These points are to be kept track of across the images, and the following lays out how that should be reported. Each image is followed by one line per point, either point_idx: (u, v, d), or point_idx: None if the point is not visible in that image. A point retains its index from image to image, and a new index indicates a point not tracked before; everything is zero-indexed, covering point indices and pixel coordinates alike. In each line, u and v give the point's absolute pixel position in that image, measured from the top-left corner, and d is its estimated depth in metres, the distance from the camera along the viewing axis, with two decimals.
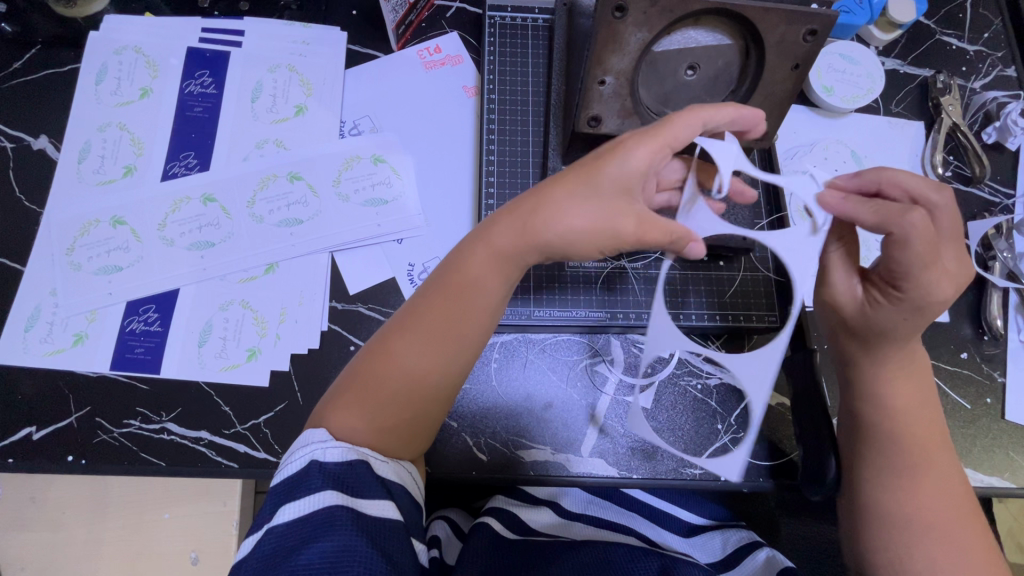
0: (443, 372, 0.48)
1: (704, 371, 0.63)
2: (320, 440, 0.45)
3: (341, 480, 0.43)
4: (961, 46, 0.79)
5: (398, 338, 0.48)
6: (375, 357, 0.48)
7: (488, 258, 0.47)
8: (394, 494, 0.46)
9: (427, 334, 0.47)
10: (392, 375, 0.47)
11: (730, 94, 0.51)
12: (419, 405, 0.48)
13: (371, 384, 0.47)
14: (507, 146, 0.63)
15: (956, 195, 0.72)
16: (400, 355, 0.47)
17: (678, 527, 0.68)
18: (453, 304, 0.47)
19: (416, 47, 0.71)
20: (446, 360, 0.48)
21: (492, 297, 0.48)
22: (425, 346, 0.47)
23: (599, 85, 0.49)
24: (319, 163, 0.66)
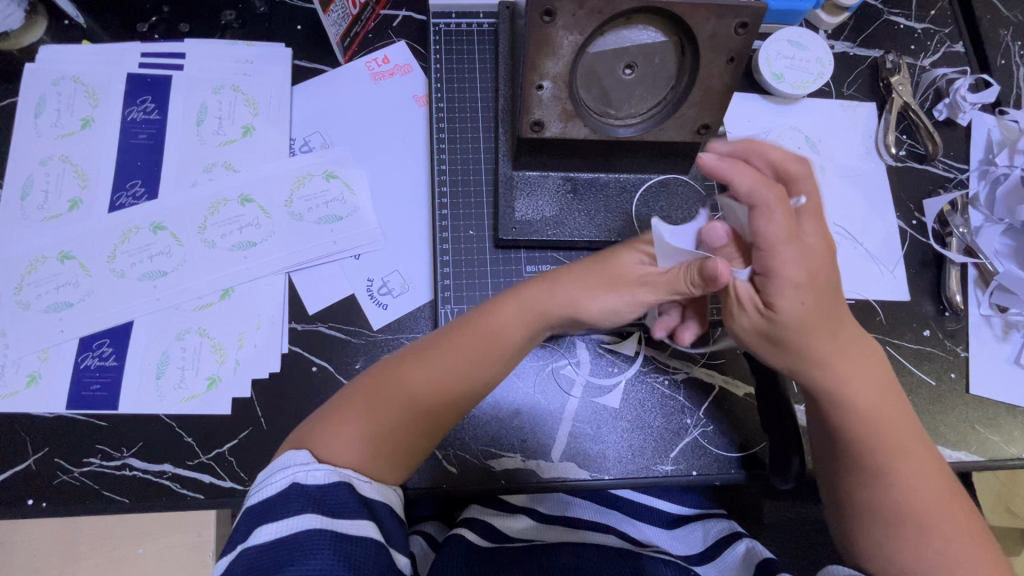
0: (449, 400, 0.49)
1: (671, 366, 0.63)
2: (303, 462, 0.44)
3: (319, 501, 0.43)
4: (909, 25, 0.79)
5: (414, 362, 0.49)
6: (387, 378, 0.49)
7: (516, 310, 0.50)
8: (376, 514, 0.45)
9: (443, 363, 0.49)
10: (400, 397, 0.48)
11: (670, 91, 0.50)
12: (419, 431, 0.49)
13: (380, 402, 0.48)
14: (458, 154, 0.63)
15: (912, 173, 0.73)
16: (413, 378, 0.48)
17: (657, 522, 0.68)
18: (464, 339, 0.49)
19: (363, 58, 0.70)
20: (453, 391, 0.49)
21: (510, 343, 0.50)
22: (436, 374, 0.49)
23: (537, 90, 0.48)
24: (270, 183, 0.65)
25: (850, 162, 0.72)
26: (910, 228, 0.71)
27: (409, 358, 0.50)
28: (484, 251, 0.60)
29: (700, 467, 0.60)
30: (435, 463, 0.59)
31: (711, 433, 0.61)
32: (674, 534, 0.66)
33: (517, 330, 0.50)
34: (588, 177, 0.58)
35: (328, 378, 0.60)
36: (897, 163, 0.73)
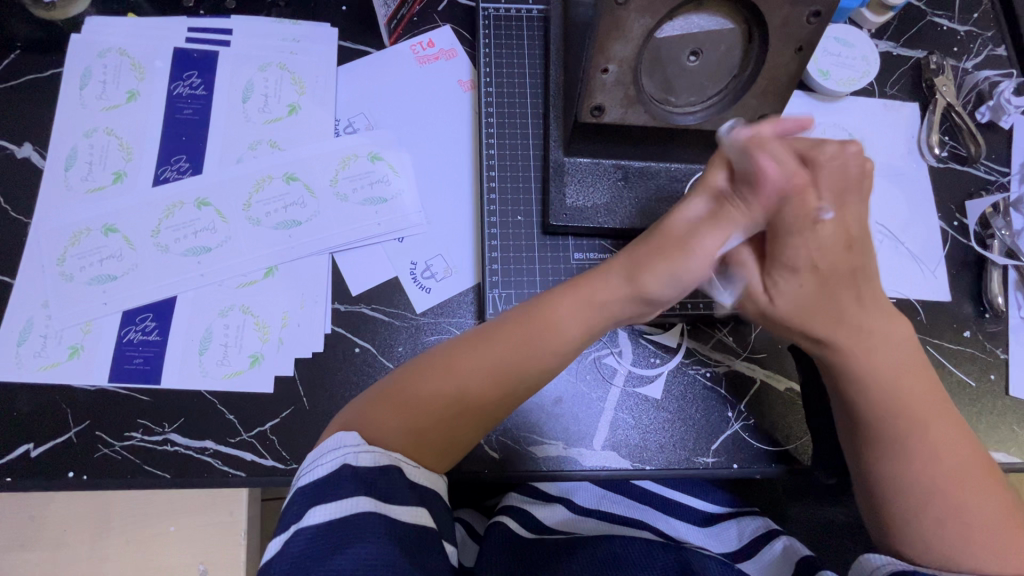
0: (496, 395, 0.49)
1: (712, 359, 0.63)
2: (350, 444, 0.44)
3: (370, 484, 0.42)
4: (952, 27, 0.79)
5: (466, 352, 0.49)
6: (436, 366, 0.48)
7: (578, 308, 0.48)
8: (425, 499, 0.45)
9: (493, 356, 0.48)
10: (448, 386, 0.48)
11: (732, 80, 0.50)
12: (464, 421, 0.48)
13: (427, 390, 0.48)
14: (507, 139, 0.62)
15: (954, 174, 0.73)
16: (464, 369, 0.48)
17: (690, 516, 0.68)
18: (516, 335, 0.49)
19: (408, 41, 0.70)
20: (500, 390, 0.49)
21: (566, 342, 0.49)
22: (486, 367, 0.48)
23: (602, 74, 0.48)
24: (315, 163, 0.64)
25: (892, 161, 0.72)
26: (951, 229, 0.71)
27: (460, 348, 0.49)
28: (531, 237, 0.60)
29: (740, 460, 0.61)
30: (477, 449, 0.59)
31: (752, 427, 0.61)
32: (708, 530, 0.66)
33: (578, 332, 0.49)
34: (639, 166, 0.58)
35: (371, 360, 0.60)
36: (939, 164, 0.73)
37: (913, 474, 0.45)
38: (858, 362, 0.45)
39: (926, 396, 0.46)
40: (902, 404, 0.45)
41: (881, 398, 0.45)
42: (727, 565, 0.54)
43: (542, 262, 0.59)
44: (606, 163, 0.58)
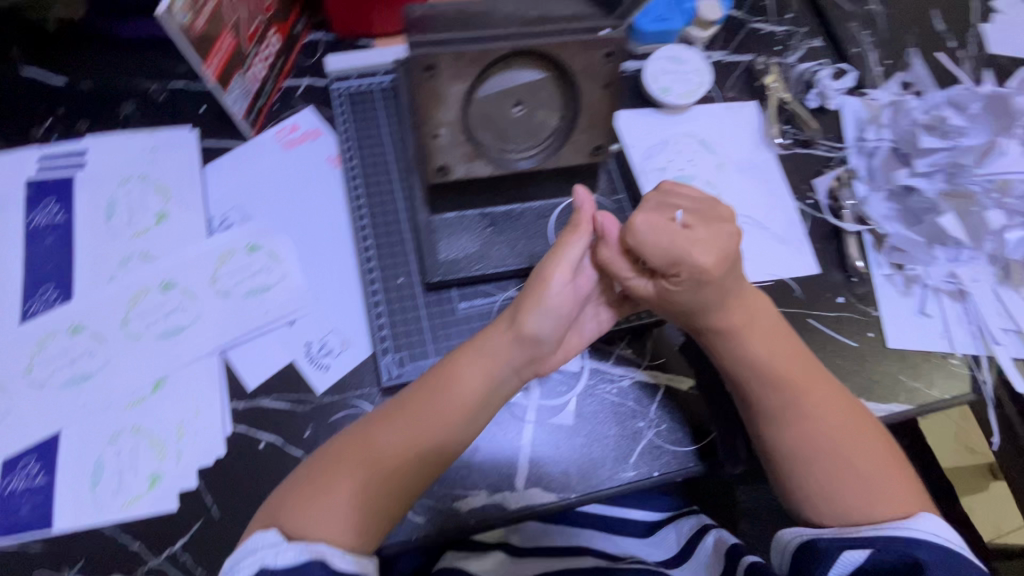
0: (415, 457, 0.51)
1: (616, 375, 0.66)
2: (271, 543, 0.45)
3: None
4: (770, 29, 0.88)
5: (380, 424, 0.52)
6: (355, 442, 0.51)
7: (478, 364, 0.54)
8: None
9: (406, 420, 0.52)
10: (366, 459, 0.50)
11: (562, 119, 0.53)
12: (386, 492, 0.50)
13: (345, 466, 0.50)
14: (377, 207, 0.64)
15: (799, 158, 0.80)
16: (379, 439, 0.51)
17: (633, 531, 0.68)
18: (425, 398, 0.53)
19: (273, 129, 0.72)
20: (414, 454, 0.51)
21: (472, 394, 0.53)
22: (401, 432, 0.52)
23: (435, 138, 0.51)
24: (192, 266, 0.64)
25: (744, 156, 0.78)
26: (806, 208, 0.77)
27: (376, 421, 0.53)
28: (416, 297, 0.61)
29: (660, 467, 0.62)
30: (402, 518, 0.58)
31: (665, 432, 0.64)
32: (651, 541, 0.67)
33: (480, 381, 0.54)
34: (504, 210, 0.61)
35: (277, 452, 0.58)
36: (785, 151, 0.80)
37: (795, 430, 0.56)
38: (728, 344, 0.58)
39: (788, 362, 0.58)
40: (777, 372, 0.57)
41: (759, 368, 0.57)
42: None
43: (431, 318, 0.60)
44: (473, 214, 0.61)
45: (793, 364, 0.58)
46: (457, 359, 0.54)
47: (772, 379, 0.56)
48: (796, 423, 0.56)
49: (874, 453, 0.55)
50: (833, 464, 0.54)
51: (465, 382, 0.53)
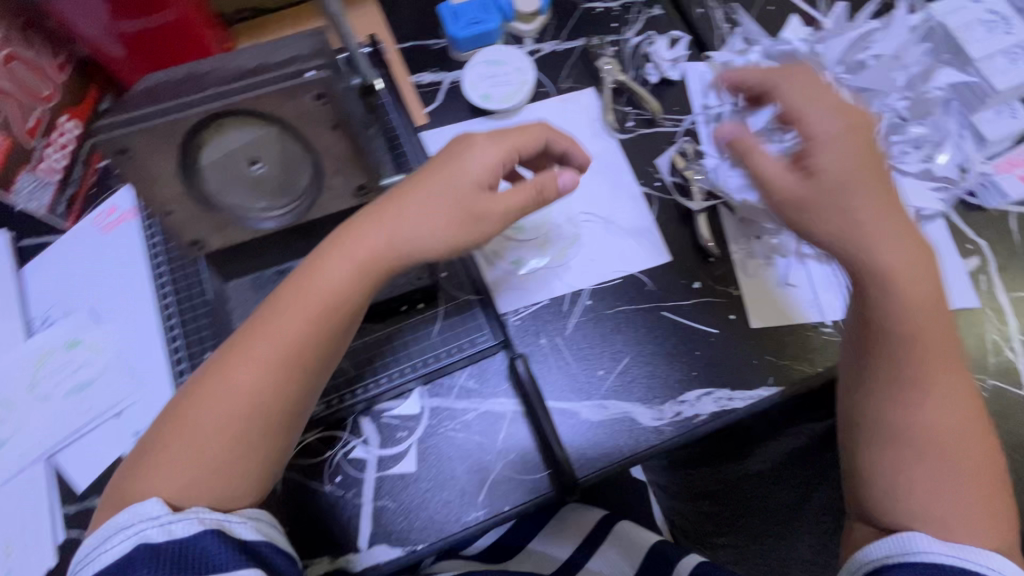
0: (254, 424, 0.48)
1: (458, 410, 0.62)
2: (153, 515, 0.44)
3: (173, 563, 0.42)
4: (606, 6, 0.84)
5: (234, 354, 0.49)
6: (218, 372, 0.49)
7: (341, 261, 0.51)
8: (260, 556, 0.45)
9: (261, 351, 0.49)
10: (222, 406, 0.48)
11: (306, 169, 0.50)
12: (237, 433, 0.48)
13: (214, 398, 0.48)
14: (180, 281, 0.64)
15: (644, 138, 0.75)
16: (230, 377, 0.49)
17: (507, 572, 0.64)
18: (283, 316, 0.50)
19: (90, 214, 0.71)
20: (284, 391, 0.49)
21: (244, 382, 0.48)
22: (251, 358, 0.49)
23: (169, 215, 0.49)
24: (10, 375, 0.63)
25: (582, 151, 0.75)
26: (653, 191, 0.72)
27: (227, 352, 0.50)
28: None
29: (510, 500, 0.59)
30: None
31: (513, 461, 0.61)
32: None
33: (307, 322, 0.50)
34: None
35: None
36: (627, 135, 0.75)
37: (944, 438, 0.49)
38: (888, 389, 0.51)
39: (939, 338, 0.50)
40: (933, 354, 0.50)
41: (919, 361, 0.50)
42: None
43: None
44: (267, 274, 0.58)
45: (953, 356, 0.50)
46: (334, 247, 0.51)
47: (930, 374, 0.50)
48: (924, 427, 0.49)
49: (979, 436, 0.50)
50: (955, 465, 0.49)
51: (325, 281, 0.50)
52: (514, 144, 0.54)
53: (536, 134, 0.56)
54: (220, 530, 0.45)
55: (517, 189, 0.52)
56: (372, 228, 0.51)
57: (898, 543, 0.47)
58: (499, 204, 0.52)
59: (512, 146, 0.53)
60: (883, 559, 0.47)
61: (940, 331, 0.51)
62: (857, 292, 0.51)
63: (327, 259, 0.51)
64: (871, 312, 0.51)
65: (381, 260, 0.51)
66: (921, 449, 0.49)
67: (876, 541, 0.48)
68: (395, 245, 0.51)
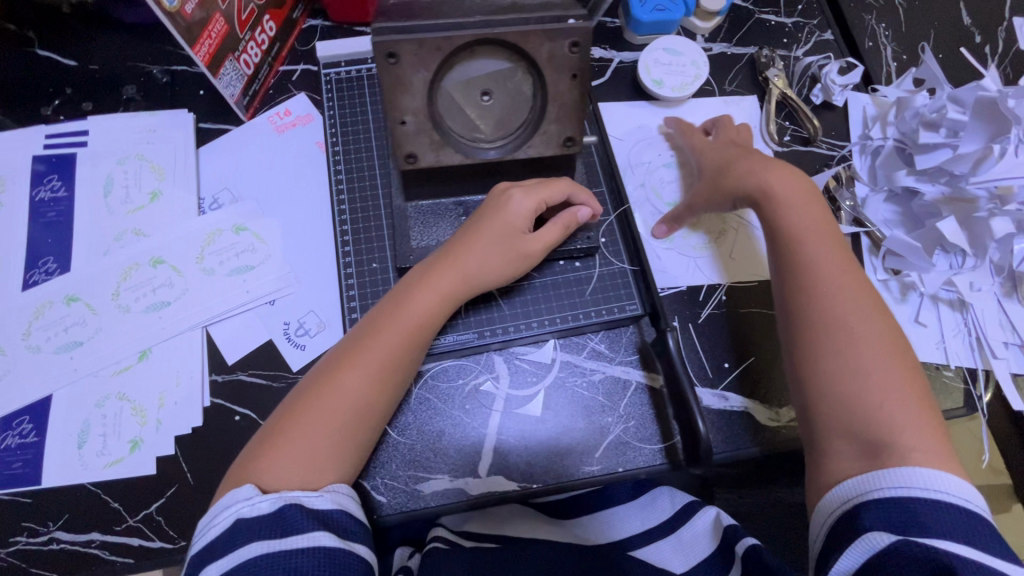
0: (360, 425, 0.53)
1: (587, 369, 0.65)
2: (246, 497, 0.46)
3: (264, 531, 0.44)
4: (779, 21, 0.85)
5: (338, 368, 0.53)
6: (319, 385, 0.52)
7: (432, 291, 0.56)
8: (333, 523, 0.47)
9: (364, 363, 0.53)
10: (331, 407, 0.52)
11: (529, 110, 0.53)
12: (341, 439, 0.51)
13: (315, 404, 0.52)
14: (355, 189, 0.66)
15: (799, 155, 0.77)
16: (340, 384, 0.52)
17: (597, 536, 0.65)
18: (387, 338, 0.54)
19: (266, 113, 0.74)
20: (388, 394, 0.54)
21: (352, 386, 0.52)
22: (353, 370, 0.53)
23: (401, 125, 0.51)
24: (180, 244, 0.67)
25: None
26: None
27: (331, 365, 0.54)
28: (389, 280, 0.63)
29: (624, 463, 0.62)
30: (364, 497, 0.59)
31: (632, 428, 0.63)
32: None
33: (399, 337, 0.55)
34: (479, 200, 0.61)
35: (252, 426, 0.61)
36: (783, 148, 0.77)
37: (850, 407, 0.52)
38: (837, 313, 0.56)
39: (854, 317, 0.55)
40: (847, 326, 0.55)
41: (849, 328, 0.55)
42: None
43: None
44: (446, 202, 0.61)
45: (868, 322, 0.55)
46: (427, 283, 0.56)
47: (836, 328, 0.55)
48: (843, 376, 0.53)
49: (914, 391, 0.52)
50: (852, 428, 0.51)
51: (420, 311, 0.56)
52: (556, 195, 0.59)
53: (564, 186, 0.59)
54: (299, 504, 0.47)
55: (546, 236, 0.59)
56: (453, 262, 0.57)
57: (855, 485, 0.49)
58: (558, 236, 0.60)
59: (554, 190, 0.58)
60: (851, 498, 0.49)
61: (859, 288, 0.57)
62: (797, 252, 0.59)
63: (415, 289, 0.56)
64: (787, 278, 0.59)
65: (466, 290, 0.58)
66: (846, 393, 0.52)
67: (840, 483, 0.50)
68: (471, 272, 0.57)
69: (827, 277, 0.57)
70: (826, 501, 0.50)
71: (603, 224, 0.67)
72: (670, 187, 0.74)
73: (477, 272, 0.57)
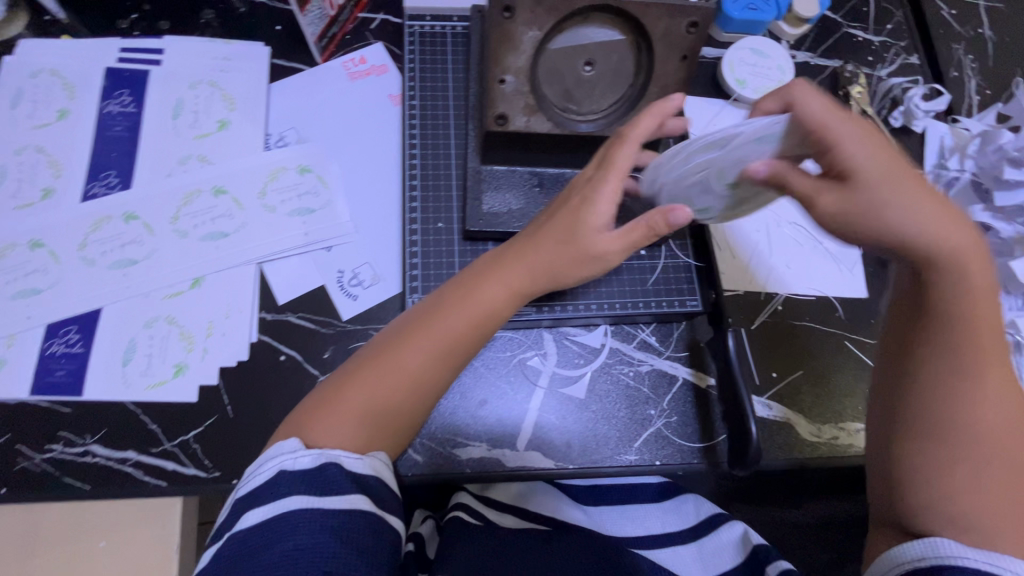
0: (414, 406, 0.52)
1: (635, 359, 0.65)
2: (291, 450, 0.47)
3: (308, 483, 0.45)
4: (867, 37, 0.83)
5: (403, 344, 0.52)
6: (382, 357, 0.52)
7: (501, 282, 0.54)
8: (370, 490, 0.47)
9: (428, 343, 0.52)
10: (386, 382, 0.51)
11: (629, 87, 0.53)
12: (392, 415, 0.51)
13: (376, 376, 0.51)
14: (429, 149, 0.65)
15: None
16: (403, 360, 0.51)
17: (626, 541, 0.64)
18: (449, 320, 0.53)
19: (341, 58, 0.73)
20: (446, 373, 0.53)
21: (412, 366, 0.52)
22: (418, 350, 0.52)
23: (500, 83, 0.50)
24: (244, 176, 0.66)
25: None
26: None
27: (395, 341, 0.52)
28: (453, 243, 0.63)
29: (663, 458, 0.61)
30: (402, 455, 0.59)
31: (675, 424, 0.62)
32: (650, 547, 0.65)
33: (465, 323, 0.53)
34: (554, 172, 0.61)
35: (296, 368, 0.61)
36: None
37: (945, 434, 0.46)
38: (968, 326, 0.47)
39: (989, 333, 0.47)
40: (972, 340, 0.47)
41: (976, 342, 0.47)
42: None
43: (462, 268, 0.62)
44: (522, 171, 0.61)
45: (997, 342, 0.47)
46: (492, 272, 0.54)
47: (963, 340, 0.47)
48: (945, 400, 0.47)
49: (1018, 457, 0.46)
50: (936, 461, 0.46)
51: (485, 302, 0.53)
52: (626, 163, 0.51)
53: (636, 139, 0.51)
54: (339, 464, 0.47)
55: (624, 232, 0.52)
56: (524, 254, 0.54)
57: (927, 547, 0.44)
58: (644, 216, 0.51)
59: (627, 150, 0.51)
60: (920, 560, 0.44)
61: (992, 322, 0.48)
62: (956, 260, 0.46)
63: (485, 276, 0.54)
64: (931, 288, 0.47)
65: (530, 284, 0.54)
66: (948, 438, 0.46)
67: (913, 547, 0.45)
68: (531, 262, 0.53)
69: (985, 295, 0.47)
70: (891, 554, 0.46)
71: (673, 217, 0.66)
72: None
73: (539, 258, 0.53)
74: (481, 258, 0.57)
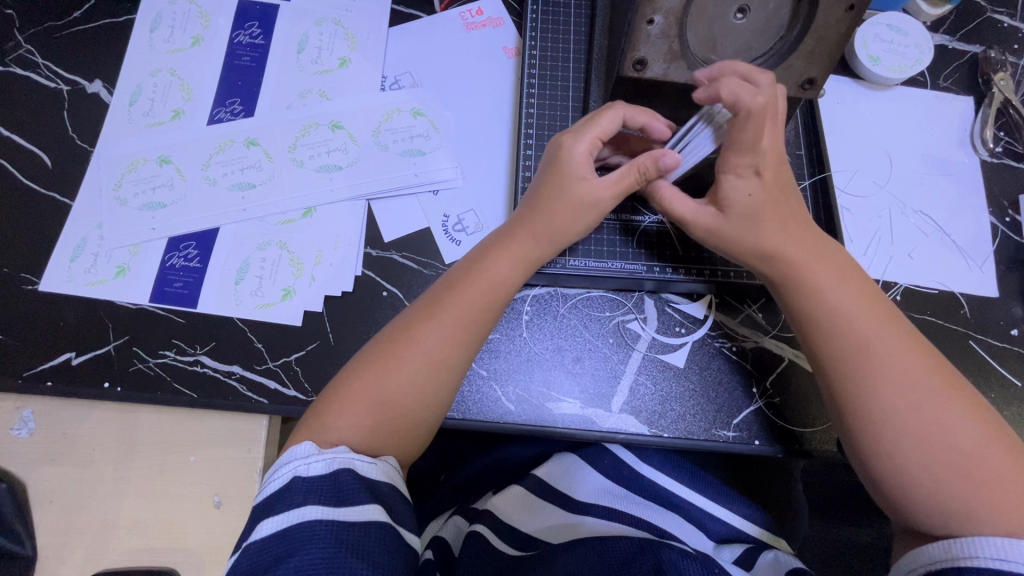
0: (423, 391, 0.49)
1: (739, 334, 0.62)
2: (303, 455, 0.43)
3: (320, 493, 0.41)
4: (1014, 24, 0.75)
5: (416, 325, 0.50)
6: (395, 341, 0.50)
7: (508, 259, 0.53)
8: (383, 497, 0.43)
9: (447, 320, 0.50)
10: (395, 364, 0.49)
11: (780, 40, 0.51)
12: (405, 400, 0.48)
13: (382, 359, 0.49)
14: (546, 101, 0.64)
15: (1008, 171, 0.69)
16: (415, 337, 0.50)
17: (705, 531, 0.61)
18: (465, 300, 0.51)
19: (458, 8, 0.71)
20: (467, 349, 0.51)
21: (423, 346, 0.50)
22: (425, 325, 0.50)
23: (647, 25, 0.49)
24: (360, 113, 0.66)
25: (941, 152, 0.70)
26: (1002, 225, 0.68)
27: (403, 325, 0.51)
28: None
29: (762, 438, 0.59)
30: (494, 401, 0.59)
31: (777, 405, 0.59)
32: (736, 530, 0.62)
33: (476, 297, 0.51)
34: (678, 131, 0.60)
35: (397, 304, 0.61)
36: (992, 159, 0.70)
37: (911, 443, 0.45)
38: (841, 334, 0.48)
39: (871, 329, 0.48)
40: (858, 343, 0.48)
41: (851, 344, 0.48)
42: (708, 567, 0.47)
43: None
44: None
45: (886, 333, 0.48)
46: (504, 244, 0.54)
47: (850, 347, 0.48)
48: (886, 409, 0.46)
49: (985, 428, 0.45)
50: (922, 474, 0.44)
51: (494, 273, 0.52)
52: (750, 126, 0.45)
53: (734, 87, 0.44)
54: (351, 469, 0.43)
55: (619, 181, 0.52)
56: (532, 231, 0.54)
57: (943, 547, 0.43)
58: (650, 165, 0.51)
59: (727, 133, 0.47)
60: (935, 562, 0.42)
61: (892, 311, 0.50)
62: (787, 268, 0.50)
63: (493, 255, 0.53)
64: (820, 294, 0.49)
65: (543, 247, 0.54)
66: (890, 427, 0.46)
67: (926, 547, 0.43)
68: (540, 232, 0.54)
69: (838, 301, 0.49)
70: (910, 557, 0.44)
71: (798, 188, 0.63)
72: (869, 162, 0.69)
73: (557, 228, 0.53)
74: (487, 236, 0.56)
